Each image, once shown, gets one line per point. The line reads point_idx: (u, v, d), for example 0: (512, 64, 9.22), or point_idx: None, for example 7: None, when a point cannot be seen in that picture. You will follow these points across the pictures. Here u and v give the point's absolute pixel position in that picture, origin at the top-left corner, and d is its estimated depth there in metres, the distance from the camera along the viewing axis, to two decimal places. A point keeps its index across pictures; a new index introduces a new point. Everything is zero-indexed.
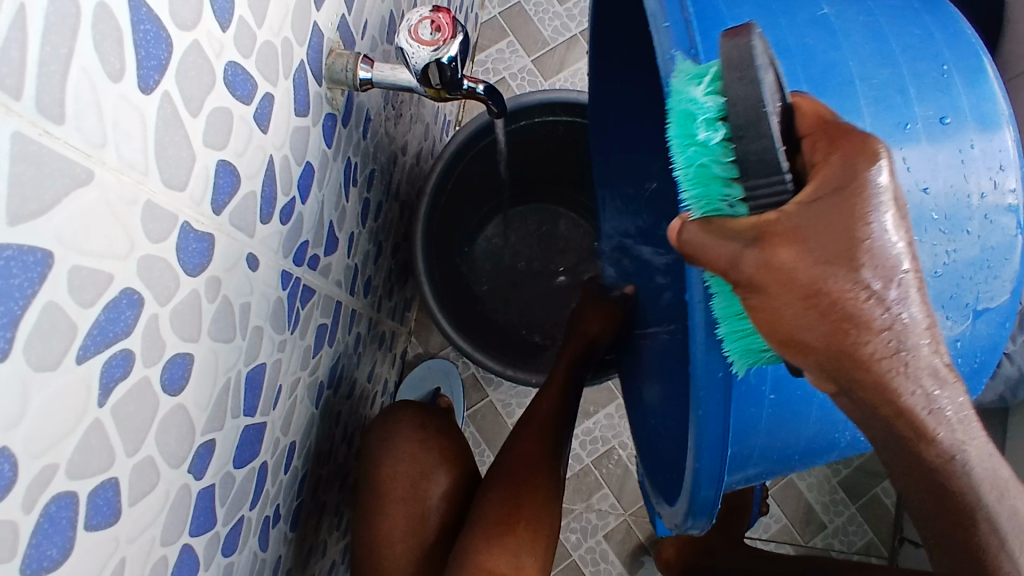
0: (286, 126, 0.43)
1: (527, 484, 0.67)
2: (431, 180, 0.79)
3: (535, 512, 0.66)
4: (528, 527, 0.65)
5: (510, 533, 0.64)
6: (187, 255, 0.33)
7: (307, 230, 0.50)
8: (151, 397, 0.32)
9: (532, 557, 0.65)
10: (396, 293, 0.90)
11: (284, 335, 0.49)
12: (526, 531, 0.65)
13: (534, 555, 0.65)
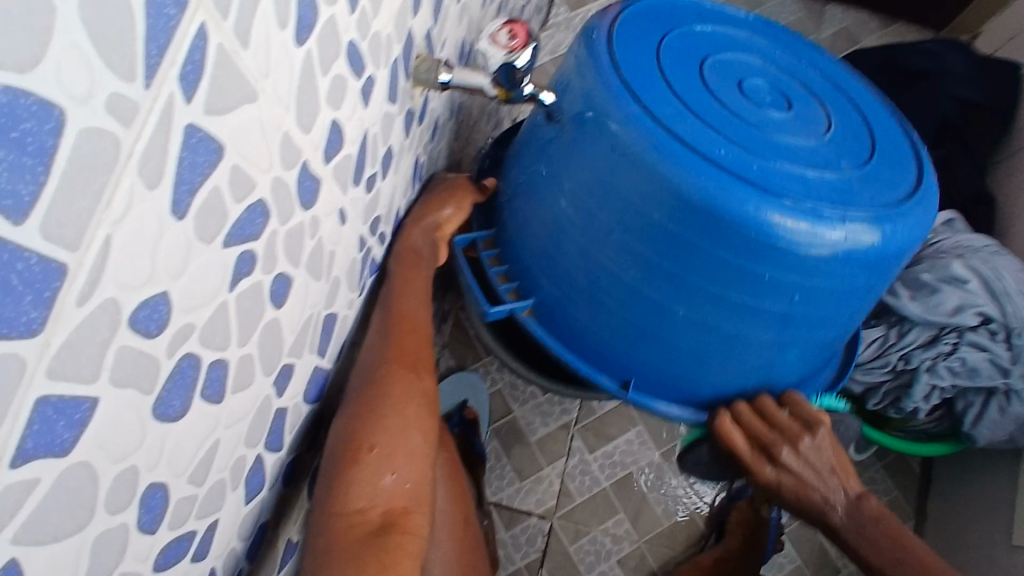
0: (380, 108, 0.50)
1: (375, 404, 0.54)
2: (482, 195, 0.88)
3: (388, 432, 0.54)
4: (378, 448, 0.53)
5: (356, 457, 0.52)
6: (302, 190, 0.40)
7: (382, 207, 0.57)
8: (260, 302, 0.38)
9: (395, 474, 0.53)
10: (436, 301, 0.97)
11: (353, 295, 0.55)
12: (375, 453, 0.53)
13: (395, 471, 0.53)
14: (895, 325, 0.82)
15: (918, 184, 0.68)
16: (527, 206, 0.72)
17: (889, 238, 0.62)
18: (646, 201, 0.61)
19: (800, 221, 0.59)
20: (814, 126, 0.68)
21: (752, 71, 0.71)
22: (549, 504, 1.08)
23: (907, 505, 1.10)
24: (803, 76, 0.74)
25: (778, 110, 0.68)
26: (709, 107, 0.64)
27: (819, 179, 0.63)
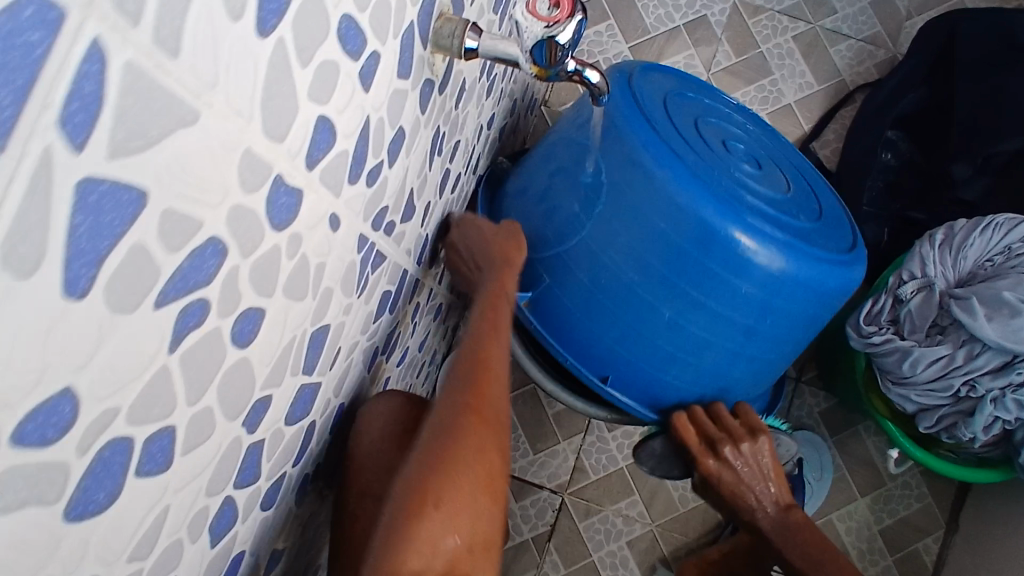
0: (387, 88, 0.41)
1: (444, 448, 0.51)
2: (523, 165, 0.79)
3: (456, 478, 0.50)
4: (444, 502, 0.49)
5: (423, 507, 0.48)
6: (276, 209, 0.32)
7: (389, 195, 0.49)
8: (219, 349, 0.32)
9: (455, 538, 0.49)
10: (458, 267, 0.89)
11: (351, 298, 0.48)
12: (441, 507, 0.49)
13: (457, 535, 0.49)
14: (964, 346, 0.72)
15: (852, 247, 0.74)
16: (527, 208, 0.78)
17: (801, 266, 0.67)
18: (669, 223, 0.66)
19: (761, 246, 0.65)
20: (782, 182, 0.74)
21: (730, 127, 0.77)
22: (562, 479, 1.04)
23: (938, 513, 1.04)
24: (771, 143, 0.79)
25: (750, 165, 0.73)
26: (701, 147, 0.70)
27: (777, 216, 0.69)
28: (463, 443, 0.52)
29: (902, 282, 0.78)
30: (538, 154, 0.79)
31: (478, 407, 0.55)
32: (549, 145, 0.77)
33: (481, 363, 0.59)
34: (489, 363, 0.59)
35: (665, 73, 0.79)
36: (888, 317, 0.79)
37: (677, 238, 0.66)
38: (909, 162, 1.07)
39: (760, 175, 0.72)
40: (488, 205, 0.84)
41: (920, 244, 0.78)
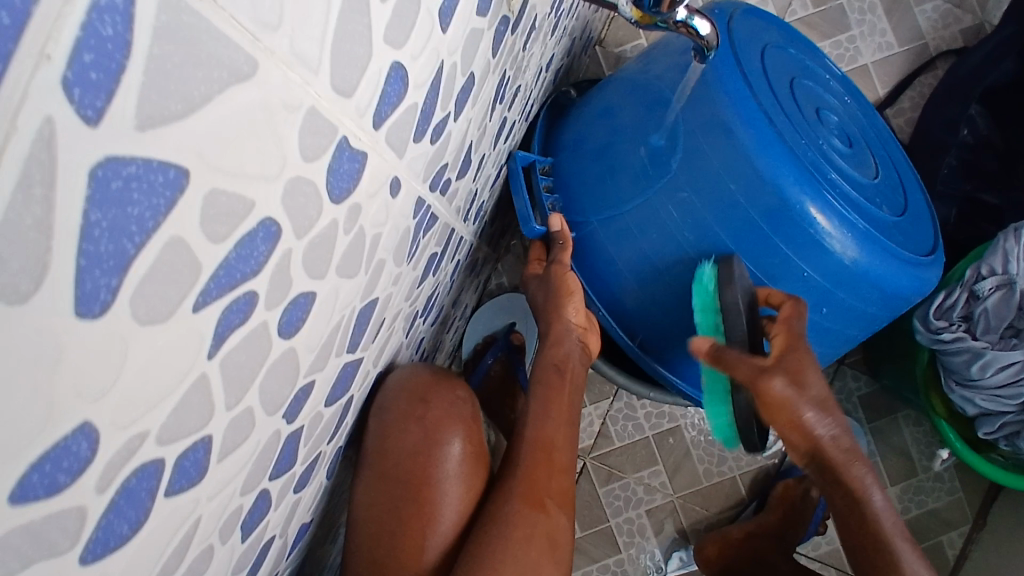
0: (465, 28, 0.34)
1: (517, 546, 0.54)
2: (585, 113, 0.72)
3: (523, 565, 0.54)
4: None
5: None
6: (337, 178, 0.26)
7: (449, 151, 0.42)
8: (265, 344, 0.27)
9: None
10: (498, 219, 0.83)
11: (401, 267, 0.42)
12: None
13: None
14: None
15: (932, 249, 0.68)
16: (582, 158, 0.71)
17: (876, 261, 0.60)
18: (744, 192, 0.59)
19: (838, 230, 0.58)
20: (868, 169, 0.67)
21: (824, 102, 0.70)
22: (585, 443, 1.01)
23: (968, 507, 1.01)
24: (865, 129, 0.73)
25: (840, 140, 0.66)
26: (794, 111, 0.63)
27: (861, 203, 0.62)
28: (533, 531, 0.55)
29: (979, 277, 0.73)
30: (605, 100, 0.71)
31: (542, 498, 0.57)
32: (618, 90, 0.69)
33: (545, 449, 0.60)
34: (551, 449, 0.60)
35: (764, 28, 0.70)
36: (959, 313, 0.74)
37: (752, 212, 0.59)
38: (987, 141, 0.98)
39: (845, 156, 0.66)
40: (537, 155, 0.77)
41: (1004, 237, 0.73)
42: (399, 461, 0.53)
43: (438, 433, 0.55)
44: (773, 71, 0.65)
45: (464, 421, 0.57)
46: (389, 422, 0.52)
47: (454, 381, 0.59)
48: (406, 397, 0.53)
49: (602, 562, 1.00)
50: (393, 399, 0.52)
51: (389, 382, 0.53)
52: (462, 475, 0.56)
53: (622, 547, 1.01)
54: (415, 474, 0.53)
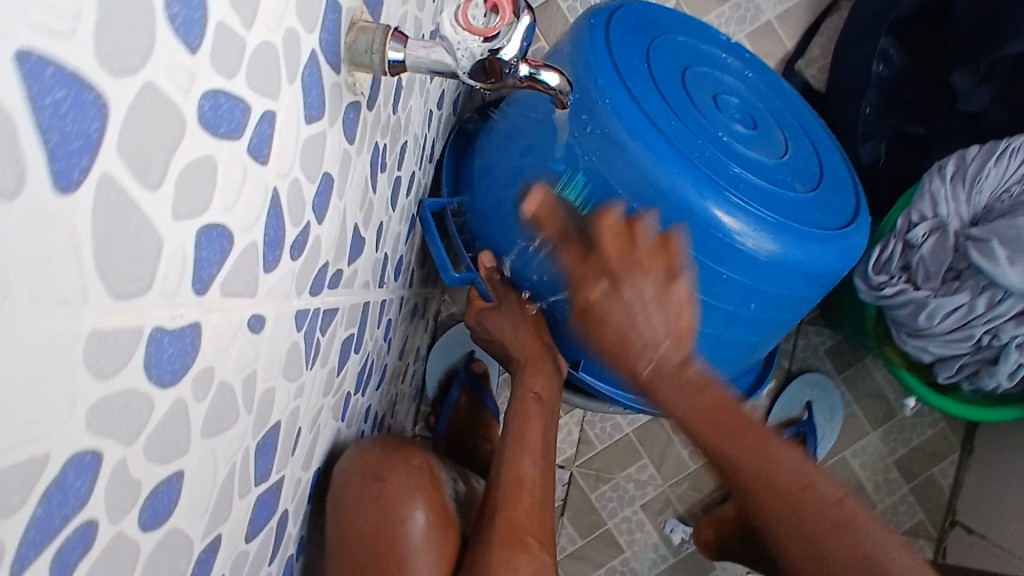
0: (295, 144, 0.33)
1: None
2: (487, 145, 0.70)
3: None
4: None
5: None
6: (162, 365, 0.25)
7: (327, 250, 0.41)
8: (129, 547, 0.25)
9: None
10: (429, 259, 0.82)
11: (301, 378, 0.41)
12: None
13: None
14: (985, 292, 0.67)
15: (854, 214, 0.69)
16: (489, 188, 0.69)
17: (792, 249, 0.62)
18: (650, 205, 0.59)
19: (750, 230, 0.60)
20: (777, 148, 0.68)
21: (721, 86, 0.70)
22: (568, 453, 1.01)
23: (953, 437, 1.03)
24: (769, 100, 0.73)
25: (742, 125, 0.67)
26: (688, 112, 0.63)
27: (770, 193, 0.63)
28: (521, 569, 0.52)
29: (911, 225, 0.72)
30: (503, 128, 0.69)
31: (522, 532, 0.54)
32: (512, 116, 0.68)
33: (518, 483, 0.58)
34: (524, 483, 0.58)
35: (646, 23, 0.70)
36: (898, 265, 0.73)
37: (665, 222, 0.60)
38: (904, 73, 0.97)
39: (752, 143, 0.66)
40: (451, 190, 0.75)
41: (929, 179, 0.72)
42: (363, 543, 0.50)
43: (397, 507, 0.53)
44: (662, 74, 0.65)
45: (423, 488, 0.56)
46: (343, 509, 0.50)
47: (409, 449, 0.58)
48: (354, 478, 0.51)
49: (608, 564, 1.01)
50: (342, 483, 0.50)
51: (336, 471, 0.51)
52: (429, 541, 0.54)
53: (624, 545, 1.01)
54: (381, 552, 0.51)
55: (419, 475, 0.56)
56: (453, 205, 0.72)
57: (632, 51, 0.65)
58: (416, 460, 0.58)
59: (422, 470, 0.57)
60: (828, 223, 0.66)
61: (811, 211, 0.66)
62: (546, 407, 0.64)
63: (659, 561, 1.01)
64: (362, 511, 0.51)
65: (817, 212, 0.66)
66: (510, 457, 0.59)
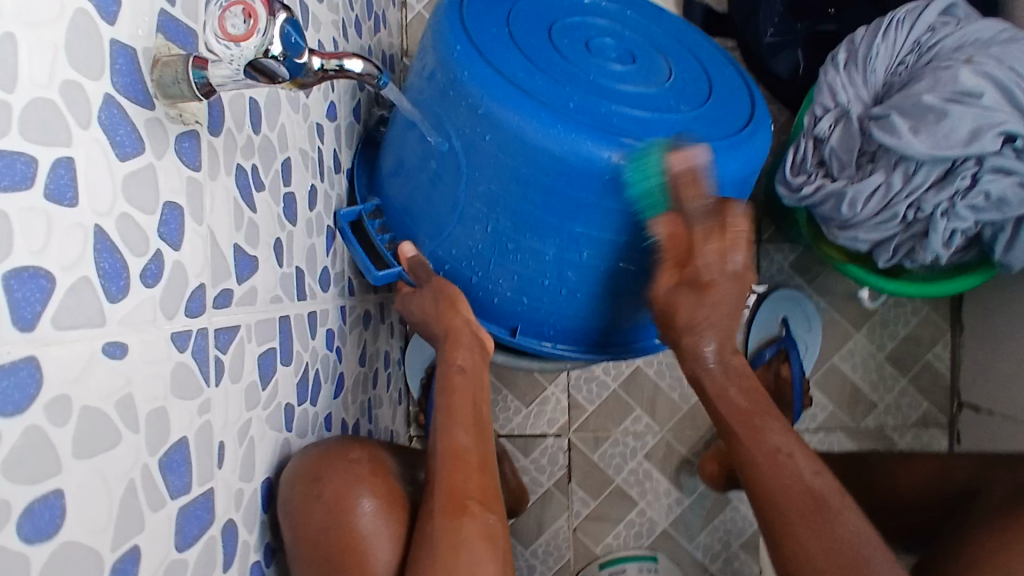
0: (113, 181, 0.36)
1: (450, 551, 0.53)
2: (390, 144, 0.73)
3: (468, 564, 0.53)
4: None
5: None
6: (1, 398, 0.28)
7: (199, 272, 0.44)
8: (12, 563, 0.29)
9: None
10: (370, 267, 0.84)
11: (204, 394, 0.44)
12: None
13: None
14: (898, 168, 0.67)
15: (747, 121, 0.69)
16: (399, 185, 0.72)
17: (688, 173, 0.62)
18: (530, 164, 0.60)
19: (632, 161, 0.60)
20: (659, 77, 0.68)
21: (594, 31, 0.70)
22: (562, 421, 1.03)
23: (940, 319, 1.02)
24: (651, 32, 0.73)
25: (619, 64, 0.67)
26: (555, 65, 0.64)
27: (655, 125, 0.64)
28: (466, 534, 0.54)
29: (816, 119, 0.73)
30: (397, 125, 0.71)
31: (463, 496, 0.57)
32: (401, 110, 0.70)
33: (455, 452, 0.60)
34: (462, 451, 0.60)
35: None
36: (814, 162, 0.73)
37: (548, 176, 0.60)
38: None
39: (631, 79, 0.66)
40: (367, 193, 0.78)
41: (824, 71, 0.73)
42: (317, 540, 0.53)
43: (344, 500, 0.56)
44: (523, 34, 0.66)
45: (365, 479, 0.58)
46: (293, 511, 0.53)
47: (347, 449, 0.61)
48: (299, 482, 0.54)
49: (625, 519, 1.02)
50: (291, 487, 0.53)
51: (283, 479, 0.54)
52: (386, 526, 0.57)
53: (638, 497, 1.02)
54: (338, 545, 0.54)
55: (362, 471, 0.59)
56: (369, 209, 0.75)
57: (489, 17, 0.66)
58: (357, 455, 0.61)
59: (362, 464, 0.60)
60: (719, 137, 0.66)
61: (700, 128, 0.66)
62: (472, 380, 0.66)
63: (675, 505, 1.02)
64: (311, 506, 0.53)
65: (707, 129, 0.66)
66: (447, 432, 0.62)
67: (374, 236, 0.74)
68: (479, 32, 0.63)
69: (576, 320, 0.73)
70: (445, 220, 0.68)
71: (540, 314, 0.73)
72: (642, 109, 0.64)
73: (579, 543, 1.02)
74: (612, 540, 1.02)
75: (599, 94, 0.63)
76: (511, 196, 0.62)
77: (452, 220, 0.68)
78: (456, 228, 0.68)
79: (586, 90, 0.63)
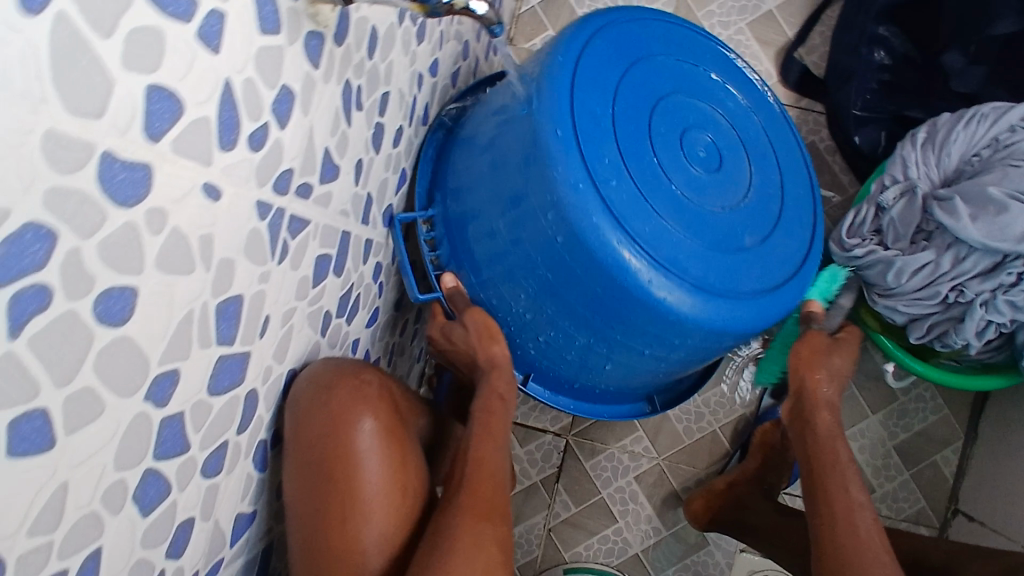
0: (249, 46, 0.40)
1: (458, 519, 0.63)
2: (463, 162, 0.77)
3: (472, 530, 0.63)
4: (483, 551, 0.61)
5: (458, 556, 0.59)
6: (116, 186, 0.32)
7: (291, 157, 0.48)
8: (84, 333, 0.32)
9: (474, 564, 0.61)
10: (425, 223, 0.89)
11: (266, 265, 0.48)
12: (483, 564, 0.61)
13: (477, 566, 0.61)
14: (950, 250, 0.69)
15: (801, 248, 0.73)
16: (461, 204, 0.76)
17: (723, 313, 0.68)
18: (584, 264, 0.65)
19: (676, 294, 0.65)
20: (734, 187, 0.72)
21: (693, 121, 0.72)
22: (564, 422, 1.05)
23: (957, 423, 1.02)
24: (744, 126, 0.76)
25: (700, 169, 0.70)
26: (642, 163, 0.67)
27: (709, 254, 0.68)
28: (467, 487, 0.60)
29: (883, 188, 0.74)
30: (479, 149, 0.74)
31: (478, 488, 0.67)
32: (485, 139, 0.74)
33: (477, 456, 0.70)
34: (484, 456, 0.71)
35: (626, 45, 0.73)
36: (870, 227, 0.75)
37: (597, 277, 0.66)
38: (904, 58, 0.99)
39: (707, 191, 0.70)
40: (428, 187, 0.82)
41: (900, 145, 0.75)
42: (312, 442, 0.57)
43: (348, 416, 0.59)
44: (623, 118, 0.68)
45: (371, 403, 0.62)
46: (300, 409, 0.56)
47: (361, 370, 0.64)
48: (313, 385, 0.57)
49: (600, 533, 1.03)
50: (307, 384, 0.57)
51: (300, 374, 0.57)
52: (381, 452, 0.60)
53: (618, 515, 1.03)
54: (332, 456, 0.58)
55: (373, 397, 0.63)
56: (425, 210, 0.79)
57: (598, 90, 0.68)
58: (368, 376, 0.64)
59: (376, 392, 0.63)
60: (765, 270, 0.71)
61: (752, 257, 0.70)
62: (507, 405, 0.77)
63: (652, 533, 1.03)
64: (318, 415, 0.57)
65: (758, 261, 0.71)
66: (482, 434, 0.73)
67: (420, 231, 0.80)
68: (583, 113, 0.66)
69: (579, 365, 0.80)
70: (497, 261, 0.74)
71: (555, 356, 0.79)
72: (705, 230, 0.69)
73: (550, 544, 1.03)
74: (582, 550, 1.03)
75: (671, 208, 0.67)
76: (562, 278, 0.68)
77: (502, 264, 0.73)
78: (505, 274, 0.74)
79: (659, 198, 0.67)
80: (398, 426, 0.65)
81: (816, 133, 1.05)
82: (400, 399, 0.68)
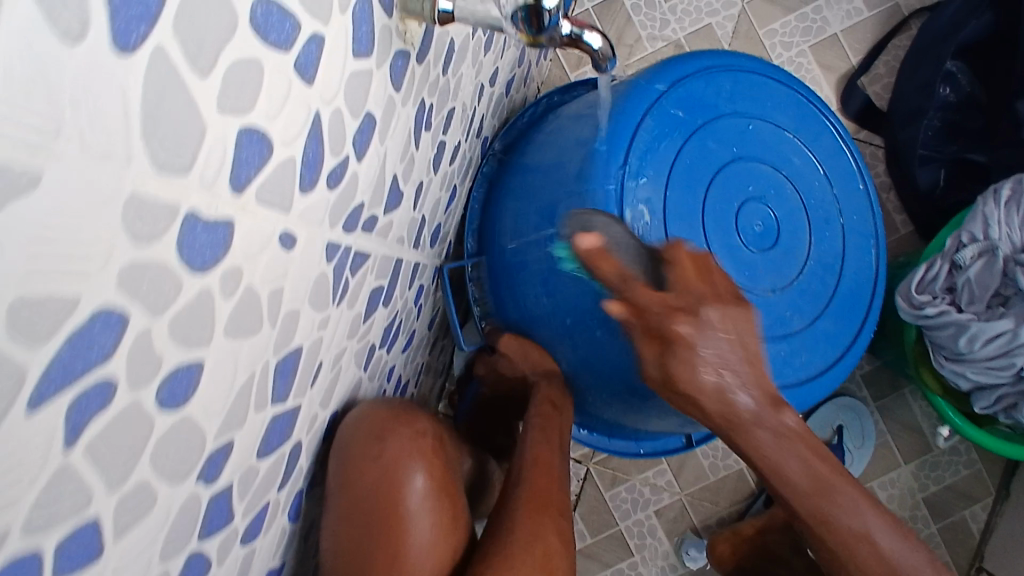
0: (341, 73, 0.34)
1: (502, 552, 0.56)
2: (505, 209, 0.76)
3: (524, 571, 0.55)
4: None
5: None
6: (195, 250, 0.26)
7: (364, 190, 0.42)
8: (144, 422, 0.27)
9: None
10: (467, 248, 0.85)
11: (328, 310, 0.42)
12: None
13: None
14: None
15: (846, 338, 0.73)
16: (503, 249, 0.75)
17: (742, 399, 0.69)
18: (597, 335, 0.66)
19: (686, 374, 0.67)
20: (788, 268, 0.70)
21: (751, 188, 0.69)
22: (587, 449, 1.01)
23: (989, 480, 0.99)
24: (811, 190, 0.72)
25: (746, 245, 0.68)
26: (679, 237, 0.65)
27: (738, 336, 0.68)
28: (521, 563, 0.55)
29: (960, 246, 0.70)
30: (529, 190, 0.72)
31: (541, 499, 0.63)
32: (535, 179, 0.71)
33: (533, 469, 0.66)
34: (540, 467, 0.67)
35: (701, 101, 0.68)
36: (943, 285, 0.71)
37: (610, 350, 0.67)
38: (971, 99, 0.94)
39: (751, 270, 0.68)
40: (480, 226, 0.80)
41: (982, 202, 0.70)
42: (364, 496, 0.52)
43: (398, 469, 0.54)
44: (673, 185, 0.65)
45: (424, 454, 0.57)
46: (351, 457, 0.52)
47: (414, 416, 0.59)
48: (363, 434, 0.52)
49: (615, 566, 1.00)
50: (361, 420, 0.53)
51: (348, 419, 0.53)
52: (424, 506, 0.55)
53: (634, 549, 1.00)
54: (377, 514, 0.52)
55: (425, 445, 0.57)
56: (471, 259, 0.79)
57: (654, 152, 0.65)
58: (423, 425, 0.59)
59: (429, 438, 0.58)
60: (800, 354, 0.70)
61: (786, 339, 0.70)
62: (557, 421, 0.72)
63: (669, 569, 0.99)
64: (367, 468, 0.52)
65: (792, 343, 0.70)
66: (531, 442, 0.69)
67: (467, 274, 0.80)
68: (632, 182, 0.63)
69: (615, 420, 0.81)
70: (532, 314, 0.74)
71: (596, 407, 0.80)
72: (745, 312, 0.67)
73: None
74: None
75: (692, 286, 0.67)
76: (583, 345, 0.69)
77: (537, 320, 0.73)
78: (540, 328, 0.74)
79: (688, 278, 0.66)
80: (449, 474, 0.59)
81: (870, 167, 1.01)
82: (449, 441, 0.63)
